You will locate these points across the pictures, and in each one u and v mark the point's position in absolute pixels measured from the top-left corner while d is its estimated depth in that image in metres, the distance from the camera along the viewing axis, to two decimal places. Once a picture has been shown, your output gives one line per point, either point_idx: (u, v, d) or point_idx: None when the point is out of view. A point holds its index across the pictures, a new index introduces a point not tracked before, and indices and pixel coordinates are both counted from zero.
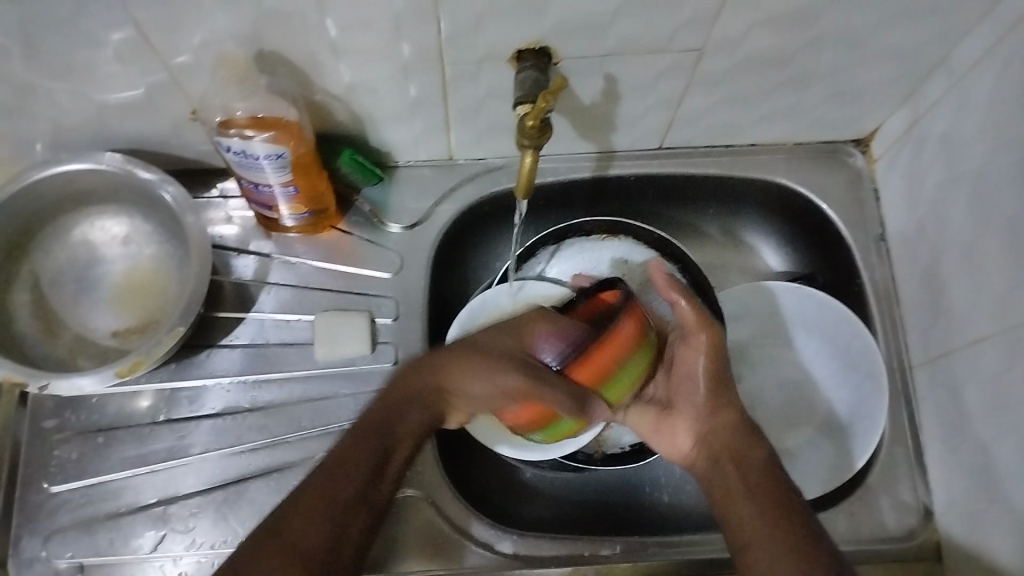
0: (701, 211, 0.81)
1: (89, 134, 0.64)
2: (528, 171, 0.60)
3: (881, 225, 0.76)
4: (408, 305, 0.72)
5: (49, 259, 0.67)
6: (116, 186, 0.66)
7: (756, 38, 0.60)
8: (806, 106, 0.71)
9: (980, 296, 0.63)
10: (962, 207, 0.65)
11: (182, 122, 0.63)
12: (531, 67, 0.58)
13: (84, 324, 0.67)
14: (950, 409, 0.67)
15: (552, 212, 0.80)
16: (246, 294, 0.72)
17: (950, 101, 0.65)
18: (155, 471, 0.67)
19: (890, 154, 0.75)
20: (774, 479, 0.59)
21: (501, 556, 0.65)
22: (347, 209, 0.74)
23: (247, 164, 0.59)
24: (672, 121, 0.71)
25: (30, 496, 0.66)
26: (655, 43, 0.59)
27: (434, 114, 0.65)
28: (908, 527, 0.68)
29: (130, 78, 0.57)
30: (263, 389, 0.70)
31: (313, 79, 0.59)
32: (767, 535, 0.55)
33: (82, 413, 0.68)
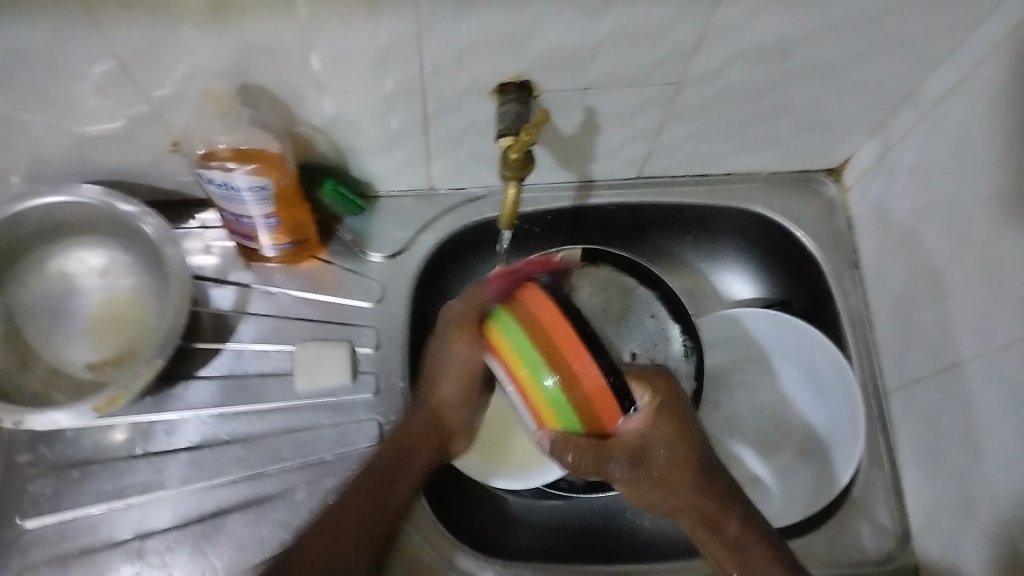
0: (679, 239, 0.83)
1: (67, 165, 0.64)
2: (510, 203, 0.61)
3: (854, 252, 0.78)
4: (389, 335, 0.72)
5: (23, 291, 0.67)
6: (95, 218, 0.66)
7: (732, 72, 0.62)
8: (781, 137, 0.72)
9: (952, 322, 0.64)
10: (934, 235, 0.66)
11: (161, 154, 0.63)
12: (512, 100, 0.59)
13: (59, 357, 0.66)
14: (925, 433, 0.68)
15: (532, 241, 0.80)
16: (225, 325, 0.71)
17: (920, 132, 0.67)
18: (131, 505, 0.66)
19: (862, 183, 0.77)
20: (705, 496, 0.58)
21: None
22: (328, 239, 0.74)
23: (229, 196, 0.59)
24: (650, 152, 0.72)
25: (3, 533, 0.64)
26: (634, 77, 0.60)
27: (416, 145, 0.66)
28: (886, 550, 0.69)
29: (111, 111, 0.57)
30: (242, 421, 0.69)
31: (296, 112, 0.59)
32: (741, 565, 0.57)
33: (57, 447, 0.67)
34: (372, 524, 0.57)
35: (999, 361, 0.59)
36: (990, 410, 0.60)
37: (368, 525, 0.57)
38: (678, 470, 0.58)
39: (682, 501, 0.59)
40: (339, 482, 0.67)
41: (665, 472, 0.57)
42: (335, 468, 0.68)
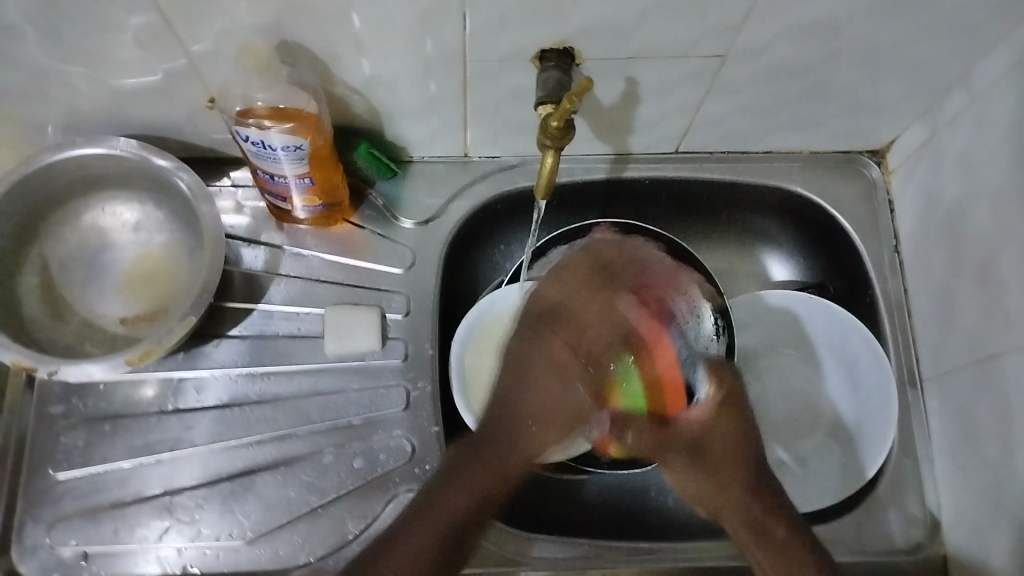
0: (713, 216, 0.81)
1: (104, 119, 0.64)
2: (547, 171, 0.60)
3: (895, 237, 0.76)
4: (418, 302, 0.72)
5: (59, 243, 0.67)
6: (130, 172, 0.66)
7: (778, 48, 0.60)
8: (824, 116, 0.71)
9: (994, 312, 0.63)
10: (978, 222, 0.64)
11: (197, 110, 0.63)
12: (554, 68, 0.57)
13: (92, 311, 0.67)
14: (959, 423, 0.67)
15: (564, 212, 0.79)
16: (255, 285, 0.71)
17: (970, 115, 0.65)
18: (160, 461, 0.66)
19: (906, 166, 0.75)
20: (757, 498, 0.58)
21: (507, 558, 0.65)
22: (360, 203, 0.74)
23: (264, 155, 0.58)
24: (689, 126, 0.70)
25: (35, 482, 0.65)
26: (678, 48, 0.59)
27: (453, 111, 0.65)
28: (915, 541, 0.68)
29: (150, 65, 0.57)
30: (271, 381, 0.69)
31: (333, 71, 0.59)
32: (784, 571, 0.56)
33: (89, 400, 0.68)
34: (455, 503, 0.56)
35: None
36: None
37: (453, 499, 0.56)
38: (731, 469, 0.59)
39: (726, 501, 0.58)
40: (365, 446, 0.68)
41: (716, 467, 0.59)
42: (362, 433, 0.68)
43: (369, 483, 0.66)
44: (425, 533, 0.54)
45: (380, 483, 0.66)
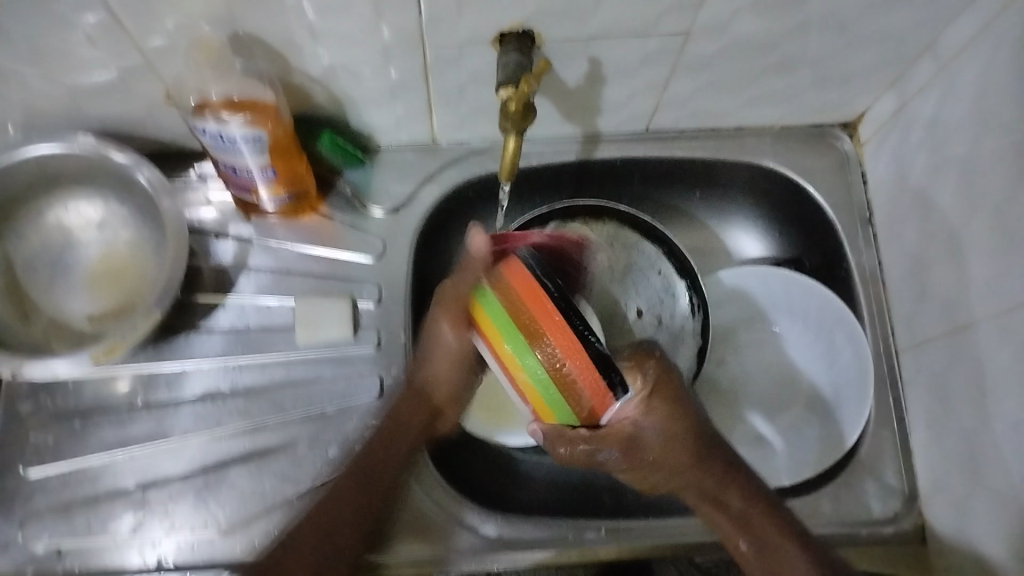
0: (686, 194, 0.81)
1: (62, 115, 0.63)
2: (510, 155, 0.59)
3: (868, 209, 0.76)
4: (390, 291, 0.71)
5: (22, 244, 0.66)
6: (90, 168, 0.65)
7: (742, 23, 0.59)
8: (793, 90, 0.70)
9: (967, 284, 0.63)
10: (949, 194, 0.64)
11: (157, 106, 0.62)
12: (514, 50, 0.56)
13: (59, 310, 0.66)
14: (935, 394, 0.67)
15: (536, 195, 0.79)
16: (225, 278, 0.71)
17: (940, 85, 0.65)
18: (133, 456, 0.66)
19: (877, 137, 0.74)
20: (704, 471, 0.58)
21: (484, 539, 0.65)
22: (327, 192, 0.73)
23: (224, 147, 0.57)
24: (658, 105, 0.70)
25: (6, 482, 0.65)
26: (640, 28, 0.58)
27: (416, 97, 0.64)
28: (893, 513, 0.68)
29: (102, 60, 0.56)
30: (244, 374, 0.69)
31: (291, 62, 0.58)
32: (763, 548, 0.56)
33: (59, 397, 0.67)
34: (353, 517, 0.60)
35: (1010, 325, 0.58)
36: (1000, 374, 0.59)
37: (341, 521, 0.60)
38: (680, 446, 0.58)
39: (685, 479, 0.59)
40: (339, 436, 0.67)
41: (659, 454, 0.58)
42: (336, 422, 0.68)
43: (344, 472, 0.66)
44: (338, 546, 0.59)
45: None
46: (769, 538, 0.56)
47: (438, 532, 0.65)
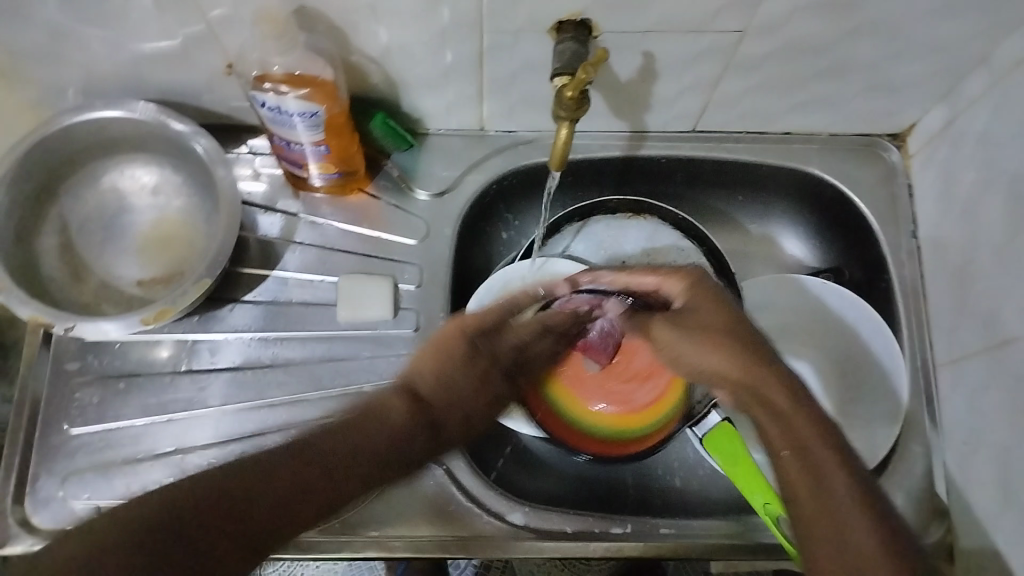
0: (729, 196, 0.81)
1: (125, 82, 0.65)
2: (561, 144, 0.59)
3: (912, 222, 0.75)
4: (431, 273, 0.73)
5: (77, 204, 0.68)
6: (148, 135, 0.67)
7: (795, 26, 0.60)
8: (844, 96, 0.70)
9: (1009, 299, 0.62)
10: (997, 208, 0.64)
11: (217, 76, 0.63)
12: (570, 38, 0.57)
13: (109, 271, 0.68)
14: (970, 407, 0.67)
15: (578, 188, 0.80)
16: (270, 252, 0.72)
17: (992, 99, 0.64)
18: (173, 420, 0.68)
19: (925, 150, 0.74)
20: (780, 393, 0.54)
21: (511, 526, 0.66)
22: (374, 173, 0.74)
23: (281, 121, 0.59)
24: (707, 104, 0.70)
25: (49, 436, 0.67)
26: (694, 24, 0.58)
27: (470, 82, 0.65)
28: (919, 527, 0.68)
29: (168, 28, 0.57)
30: (283, 346, 0.70)
31: (350, 39, 0.59)
32: (808, 483, 0.51)
33: (105, 358, 0.69)
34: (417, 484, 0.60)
35: None
36: None
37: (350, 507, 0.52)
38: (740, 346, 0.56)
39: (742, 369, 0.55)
40: None
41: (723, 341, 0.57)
42: None
43: None
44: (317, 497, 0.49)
45: None
46: (841, 522, 0.49)
47: (465, 517, 0.66)
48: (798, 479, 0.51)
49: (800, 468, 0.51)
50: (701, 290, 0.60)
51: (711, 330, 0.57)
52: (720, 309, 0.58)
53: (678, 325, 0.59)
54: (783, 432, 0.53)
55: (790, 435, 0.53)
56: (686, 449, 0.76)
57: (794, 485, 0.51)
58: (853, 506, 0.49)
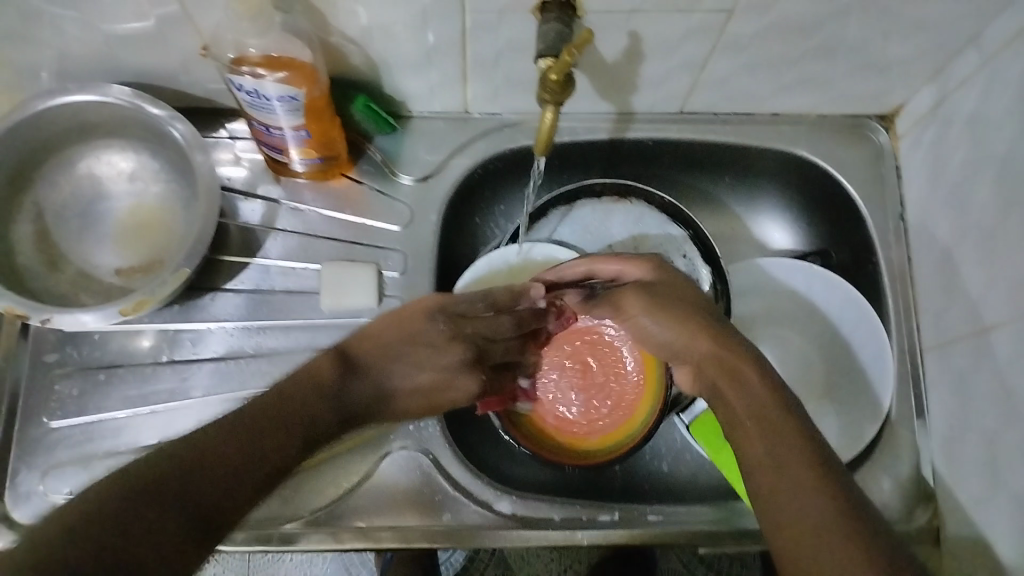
0: (717, 179, 0.80)
1: (99, 66, 0.63)
2: (547, 128, 0.58)
3: (900, 204, 0.75)
4: (415, 260, 0.72)
5: (53, 192, 0.66)
6: (124, 121, 0.65)
7: (784, 5, 0.58)
8: (832, 77, 0.69)
9: (998, 281, 0.62)
10: (986, 189, 0.63)
11: (193, 58, 0.62)
12: (555, 19, 0.55)
13: (87, 261, 0.66)
14: (958, 389, 0.66)
15: (564, 171, 0.78)
16: (252, 239, 0.71)
17: (982, 79, 0.63)
18: (155, 412, 0.67)
19: (914, 131, 0.73)
20: (737, 369, 0.55)
21: (499, 516, 0.65)
22: (357, 157, 0.73)
23: (259, 105, 0.58)
24: (695, 85, 0.69)
25: (29, 429, 0.66)
26: (682, 3, 0.57)
27: (452, 64, 0.64)
28: (906, 509, 0.68)
29: (140, 10, 0.56)
30: (266, 335, 0.69)
31: (329, 21, 0.57)
32: (766, 457, 0.50)
33: (84, 349, 0.68)
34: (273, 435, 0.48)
35: None
36: None
37: (261, 449, 0.47)
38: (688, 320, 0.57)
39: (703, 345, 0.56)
40: None
41: (678, 321, 0.58)
42: None
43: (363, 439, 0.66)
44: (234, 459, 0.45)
45: (373, 440, 0.66)
46: (804, 491, 0.48)
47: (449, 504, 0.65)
48: (758, 452, 0.51)
49: (773, 449, 0.50)
50: (645, 268, 0.61)
51: (669, 311, 0.58)
52: (669, 291, 0.60)
53: (638, 321, 0.61)
54: (740, 407, 0.53)
55: (749, 411, 0.53)
56: (674, 436, 0.75)
57: (752, 461, 0.51)
58: (806, 474, 0.49)
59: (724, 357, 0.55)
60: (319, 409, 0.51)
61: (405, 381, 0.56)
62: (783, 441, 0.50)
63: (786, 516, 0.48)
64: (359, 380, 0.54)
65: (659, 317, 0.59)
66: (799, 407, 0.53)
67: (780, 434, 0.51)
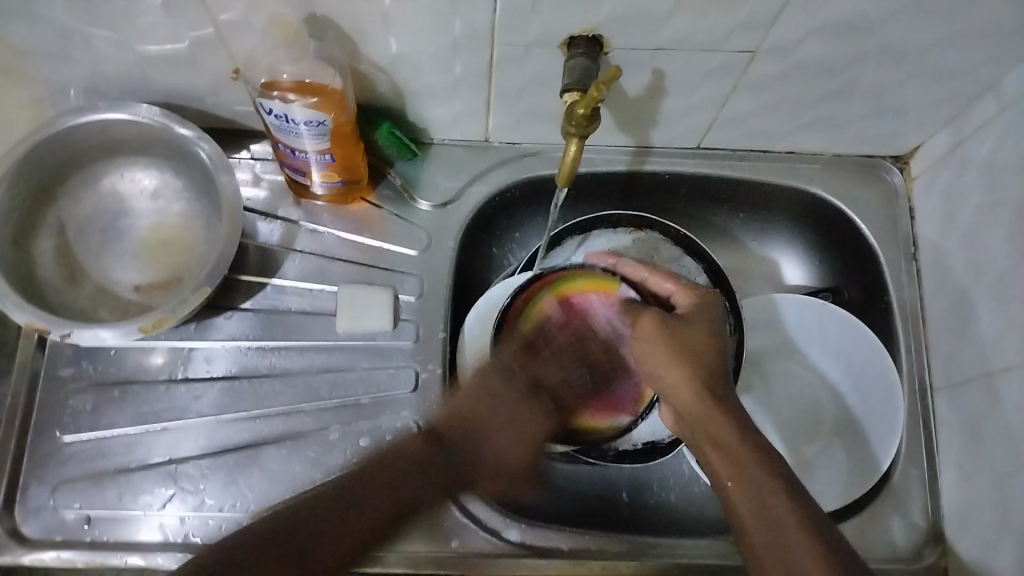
0: (731, 214, 0.81)
1: (128, 84, 0.64)
2: (569, 161, 0.59)
3: (913, 244, 0.75)
4: (431, 285, 0.72)
5: (75, 206, 0.67)
6: (149, 140, 0.66)
7: (806, 48, 0.60)
8: (849, 118, 0.70)
9: (1011, 324, 0.62)
10: (1000, 233, 0.64)
11: (222, 80, 0.63)
12: (582, 55, 0.57)
13: (107, 276, 0.67)
14: (968, 431, 0.67)
15: (580, 202, 0.79)
16: (270, 259, 0.71)
17: (998, 125, 0.64)
18: (166, 429, 0.67)
19: (929, 173, 0.74)
20: (721, 420, 0.56)
21: (508, 544, 0.65)
22: (377, 182, 0.73)
23: (286, 129, 0.58)
24: (714, 122, 0.70)
25: (41, 444, 0.66)
26: (708, 43, 0.58)
27: (477, 94, 0.65)
28: (915, 549, 0.67)
29: (174, 31, 0.57)
30: (280, 355, 0.69)
31: (359, 48, 0.58)
32: (748, 502, 0.52)
33: (99, 365, 0.68)
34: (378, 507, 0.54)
35: None
36: None
37: (313, 558, 0.49)
38: (684, 358, 0.59)
39: (685, 390, 0.58)
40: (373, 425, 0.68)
41: (667, 371, 0.59)
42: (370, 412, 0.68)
43: None
44: (347, 530, 0.51)
45: None
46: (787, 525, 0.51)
47: (458, 530, 0.65)
48: (735, 495, 0.53)
49: (748, 490, 0.53)
50: (652, 319, 0.63)
51: (669, 354, 0.60)
52: (665, 334, 0.61)
53: (646, 344, 0.63)
54: (721, 451, 0.55)
55: (727, 454, 0.55)
56: (681, 467, 0.75)
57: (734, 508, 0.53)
58: (789, 517, 0.51)
59: (712, 406, 0.57)
60: (373, 518, 0.53)
61: (491, 452, 0.63)
62: (762, 486, 0.53)
63: (760, 562, 0.50)
64: (443, 457, 0.61)
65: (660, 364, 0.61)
66: (774, 452, 0.55)
67: (759, 481, 0.53)
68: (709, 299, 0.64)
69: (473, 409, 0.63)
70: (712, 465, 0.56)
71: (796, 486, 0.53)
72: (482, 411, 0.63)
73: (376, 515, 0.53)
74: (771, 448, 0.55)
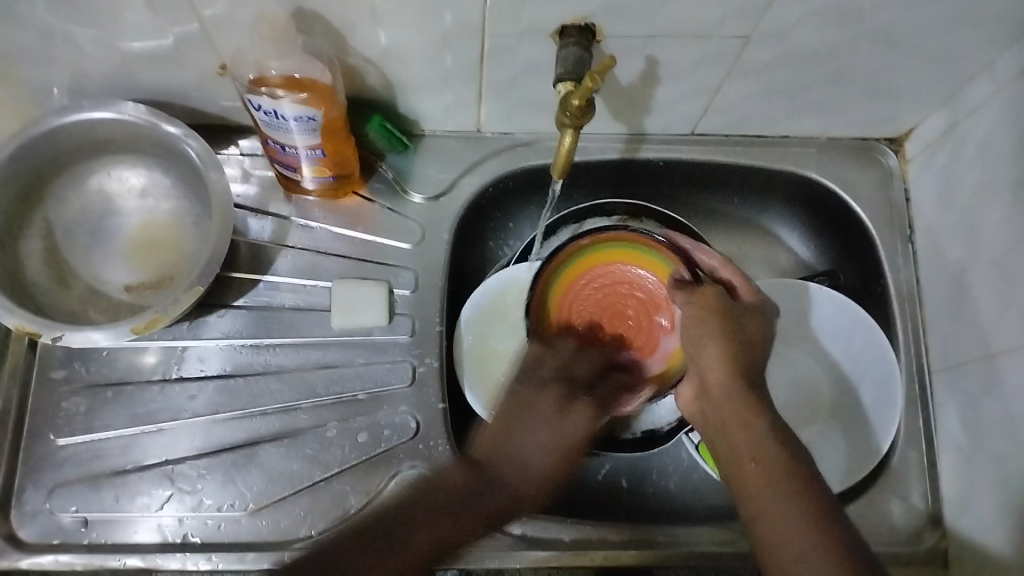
0: (725, 200, 0.80)
1: (113, 81, 0.63)
2: (565, 151, 0.58)
3: (909, 227, 0.75)
4: (426, 278, 0.71)
5: (63, 207, 0.66)
6: (136, 137, 0.65)
7: (801, 33, 0.59)
8: (844, 102, 0.70)
9: (1009, 307, 0.62)
10: (996, 215, 0.64)
11: (208, 76, 0.62)
12: (575, 44, 0.56)
13: (97, 277, 0.66)
14: (966, 414, 0.67)
15: (574, 191, 0.79)
16: (262, 255, 0.70)
17: (994, 106, 0.64)
18: (162, 430, 0.66)
19: (924, 156, 0.74)
20: (752, 414, 0.57)
21: (509, 536, 0.65)
22: (369, 175, 0.73)
23: (276, 125, 0.57)
24: (708, 108, 0.69)
25: (36, 447, 0.65)
26: (701, 29, 0.58)
27: (468, 85, 0.64)
28: (914, 531, 0.68)
29: (159, 27, 0.55)
30: (276, 353, 0.69)
31: (348, 41, 0.57)
32: (764, 491, 0.52)
33: (92, 366, 0.67)
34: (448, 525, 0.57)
35: None
36: None
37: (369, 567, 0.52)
38: (727, 351, 0.60)
39: (723, 382, 0.59)
40: (371, 422, 0.67)
41: (710, 364, 0.61)
42: (367, 408, 0.68)
43: (373, 459, 0.66)
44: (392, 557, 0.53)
45: (384, 460, 0.66)
46: (781, 525, 0.50)
47: None
48: (754, 483, 0.53)
49: (766, 477, 0.53)
50: (708, 301, 0.64)
51: (721, 344, 0.61)
52: (714, 324, 0.62)
53: (694, 334, 0.63)
54: (746, 443, 0.56)
55: (750, 447, 0.55)
56: (681, 455, 0.75)
57: (750, 495, 0.53)
58: (805, 509, 0.50)
59: (745, 404, 0.58)
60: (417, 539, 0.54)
61: (524, 473, 0.60)
62: (782, 478, 0.52)
63: (774, 548, 0.49)
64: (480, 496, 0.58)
65: (704, 356, 0.61)
66: (802, 453, 0.55)
67: (777, 470, 0.53)
68: (766, 304, 0.66)
69: (512, 444, 0.60)
70: (733, 454, 0.56)
71: (818, 484, 0.52)
72: (515, 434, 0.60)
73: (423, 536, 0.54)
74: (800, 450, 0.55)
